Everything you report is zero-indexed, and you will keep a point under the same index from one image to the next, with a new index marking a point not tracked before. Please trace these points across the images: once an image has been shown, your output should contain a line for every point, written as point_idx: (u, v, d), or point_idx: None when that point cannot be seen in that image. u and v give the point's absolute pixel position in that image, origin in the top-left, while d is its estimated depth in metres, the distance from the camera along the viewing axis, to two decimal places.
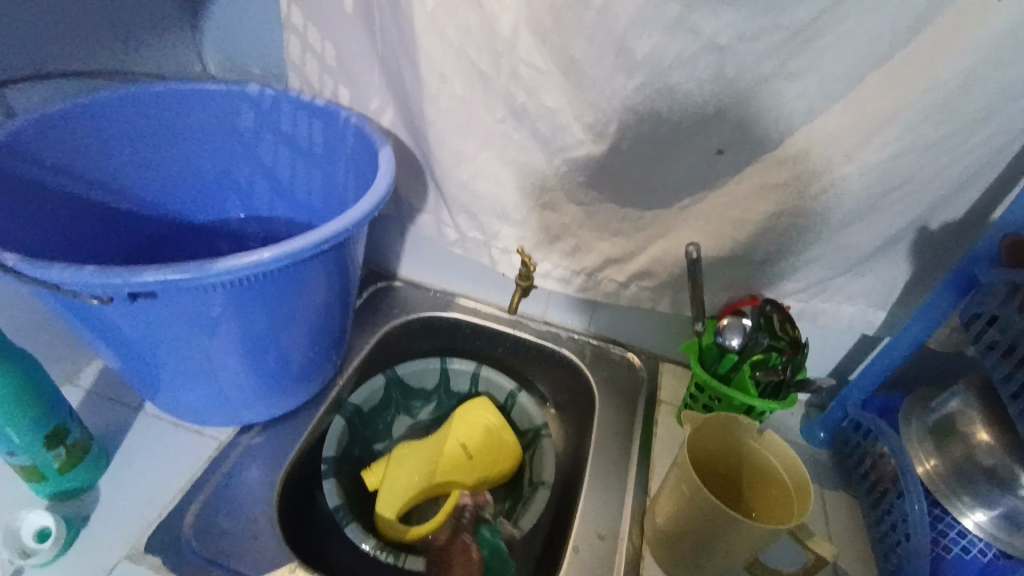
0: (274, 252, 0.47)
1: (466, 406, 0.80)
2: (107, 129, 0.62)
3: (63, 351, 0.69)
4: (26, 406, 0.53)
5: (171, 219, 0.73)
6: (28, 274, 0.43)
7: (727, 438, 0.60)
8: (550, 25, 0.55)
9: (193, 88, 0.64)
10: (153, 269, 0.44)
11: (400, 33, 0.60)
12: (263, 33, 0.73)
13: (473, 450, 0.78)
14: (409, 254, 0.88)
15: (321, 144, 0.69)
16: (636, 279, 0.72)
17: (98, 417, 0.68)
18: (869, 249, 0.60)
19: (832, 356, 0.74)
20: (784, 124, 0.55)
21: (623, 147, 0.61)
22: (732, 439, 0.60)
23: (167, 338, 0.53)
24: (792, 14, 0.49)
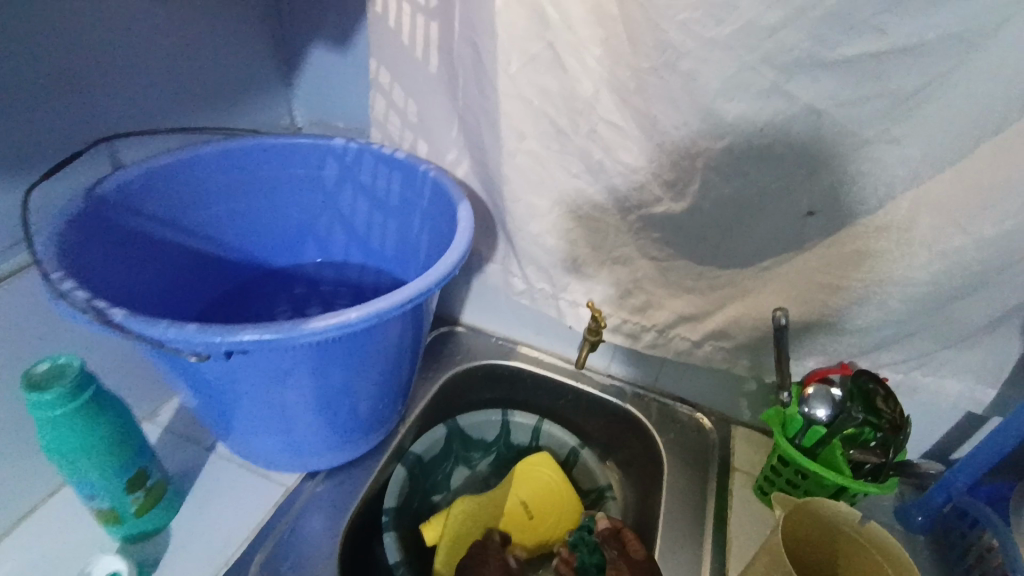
0: (362, 313, 0.48)
1: (526, 463, 0.78)
2: (206, 182, 0.65)
3: (147, 389, 0.72)
4: (116, 451, 0.55)
5: (254, 264, 0.76)
6: (135, 328, 0.45)
7: (826, 524, 0.56)
8: (633, 87, 0.54)
9: (285, 143, 0.68)
10: (250, 329, 0.45)
11: (482, 92, 0.62)
12: (354, 92, 0.77)
13: (534, 510, 0.76)
14: (474, 301, 0.87)
15: (398, 196, 0.71)
16: (711, 338, 0.68)
17: (174, 456, 0.70)
18: (981, 322, 0.55)
19: (931, 431, 0.68)
20: (885, 189, 0.52)
21: (704, 207, 0.59)
22: (832, 525, 0.55)
23: (251, 389, 0.54)
24: (900, 79, 0.46)
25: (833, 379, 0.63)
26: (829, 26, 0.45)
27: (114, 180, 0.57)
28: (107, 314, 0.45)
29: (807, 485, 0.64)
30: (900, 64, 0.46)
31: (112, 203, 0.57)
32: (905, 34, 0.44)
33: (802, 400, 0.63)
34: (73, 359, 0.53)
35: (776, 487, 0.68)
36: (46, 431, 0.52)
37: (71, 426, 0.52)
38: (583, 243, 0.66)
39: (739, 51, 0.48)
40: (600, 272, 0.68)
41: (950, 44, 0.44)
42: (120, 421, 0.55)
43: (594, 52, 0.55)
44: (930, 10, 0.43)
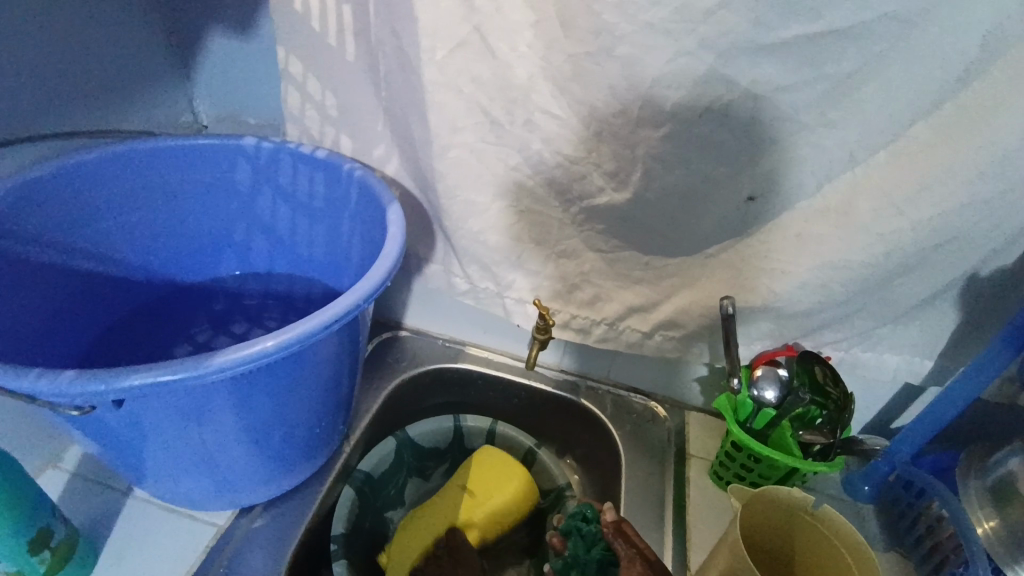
0: (279, 340, 0.43)
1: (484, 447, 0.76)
2: (94, 197, 0.57)
3: (46, 433, 0.63)
4: (8, 514, 0.48)
5: (163, 282, 0.68)
6: (2, 382, 0.38)
7: (779, 508, 0.56)
8: (568, 73, 0.51)
9: (185, 146, 0.60)
10: (143, 371, 0.39)
11: (407, 82, 0.57)
12: (264, 83, 0.69)
13: (473, 486, 0.72)
14: (416, 303, 0.82)
15: (322, 199, 0.65)
16: (661, 329, 0.66)
17: (85, 505, 0.62)
18: (919, 298, 0.56)
19: (873, 404, 0.69)
20: (825, 172, 0.51)
21: (648, 197, 0.56)
22: (785, 509, 0.56)
23: (161, 431, 0.48)
24: (836, 62, 0.45)
25: (780, 361, 0.62)
26: (769, 7, 0.43)
27: None
28: None
29: (760, 468, 0.65)
30: (838, 45, 0.45)
31: None
32: (844, 14, 0.43)
33: (751, 382, 0.61)
34: None
35: (730, 472, 0.69)
36: None
37: None
38: (526, 238, 0.62)
39: (677, 34, 0.46)
40: (546, 267, 0.64)
41: (887, 23, 0.43)
42: (10, 480, 0.47)
43: (526, 36, 0.51)
44: None
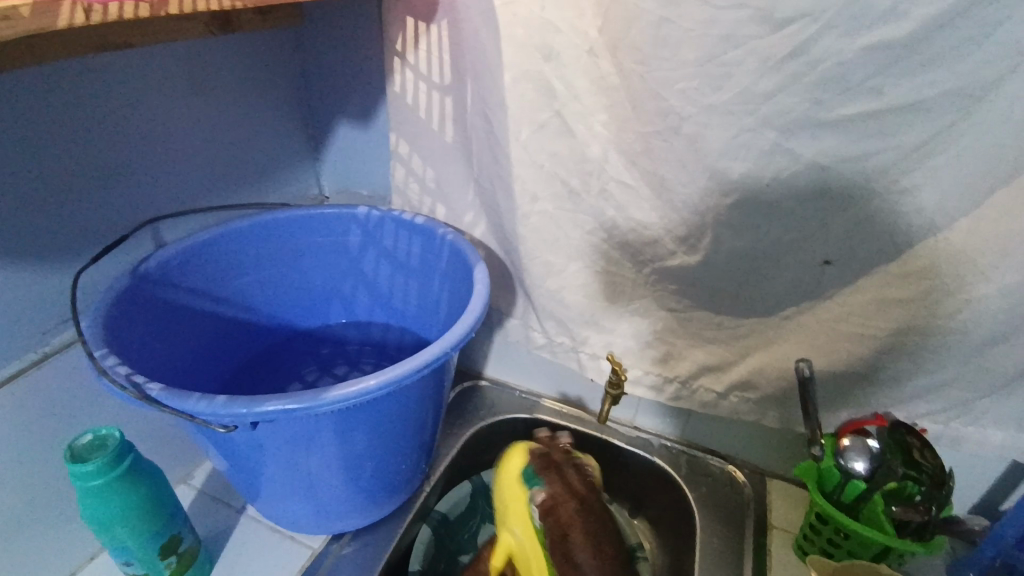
0: (381, 380, 0.50)
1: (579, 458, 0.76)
2: (240, 255, 0.69)
3: (182, 453, 0.75)
4: (150, 521, 0.57)
5: (284, 328, 0.79)
6: (169, 403, 0.48)
7: None
8: (639, 148, 0.56)
9: (312, 214, 0.72)
10: (275, 399, 0.47)
11: (495, 158, 0.65)
12: (377, 161, 0.81)
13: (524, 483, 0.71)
14: (496, 355, 0.88)
15: (419, 259, 0.73)
16: (735, 389, 0.66)
17: (205, 519, 0.71)
18: (1018, 368, 0.53)
19: (979, 483, 0.64)
20: (900, 237, 0.51)
21: (718, 261, 0.58)
22: None
23: (278, 455, 0.55)
24: (901, 134, 0.47)
25: (868, 430, 0.61)
26: (825, 89, 0.47)
27: (156, 256, 0.62)
28: (147, 390, 0.48)
29: (849, 545, 0.60)
30: (901, 120, 0.46)
31: (152, 278, 0.61)
32: (902, 92, 0.45)
33: (837, 452, 0.60)
34: (113, 430, 0.55)
35: (816, 547, 0.64)
36: (84, 500, 0.54)
37: (107, 497, 0.53)
38: (600, 297, 0.66)
39: (738, 115, 0.50)
40: (620, 324, 0.68)
41: (952, 98, 0.45)
42: (153, 490, 0.56)
43: (601, 118, 0.57)
44: (924, 69, 0.44)
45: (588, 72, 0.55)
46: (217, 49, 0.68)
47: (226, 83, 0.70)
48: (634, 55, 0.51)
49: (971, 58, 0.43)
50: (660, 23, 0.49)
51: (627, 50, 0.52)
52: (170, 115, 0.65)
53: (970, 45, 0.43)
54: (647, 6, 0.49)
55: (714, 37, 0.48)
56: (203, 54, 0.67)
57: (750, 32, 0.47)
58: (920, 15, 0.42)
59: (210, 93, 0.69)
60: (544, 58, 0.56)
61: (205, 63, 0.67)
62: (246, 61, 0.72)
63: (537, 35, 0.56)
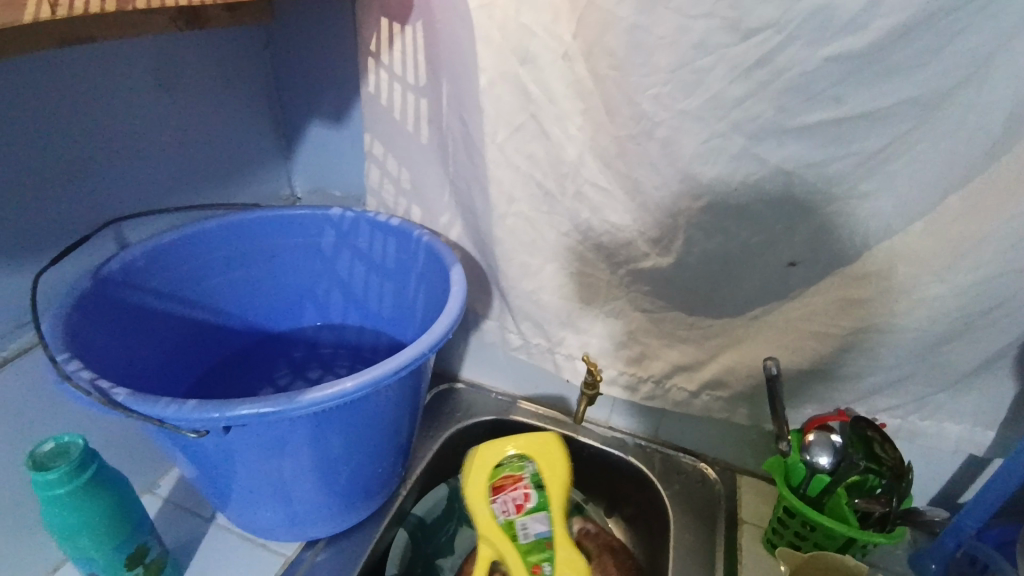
0: (356, 381, 0.49)
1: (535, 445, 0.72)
2: (208, 256, 0.68)
3: (149, 461, 0.73)
4: (116, 531, 0.55)
5: (255, 330, 0.77)
6: (136, 408, 0.46)
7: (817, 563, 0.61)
8: (613, 152, 0.57)
9: (284, 215, 0.71)
10: (246, 403, 0.47)
11: (471, 160, 0.65)
12: (351, 163, 0.80)
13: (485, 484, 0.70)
14: (472, 357, 0.88)
15: (394, 260, 0.73)
16: (707, 388, 0.68)
17: (174, 529, 0.69)
18: (971, 365, 0.56)
19: (936, 475, 0.67)
20: (860, 240, 0.54)
21: (689, 262, 0.60)
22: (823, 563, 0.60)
23: (249, 460, 0.54)
24: (862, 141, 0.49)
25: (832, 426, 0.62)
26: (791, 97, 0.49)
27: (120, 258, 0.60)
28: (112, 395, 0.47)
29: (815, 537, 0.63)
30: (862, 127, 0.48)
31: (116, 280, 0.59)
32: (863, 101, 0.47)
33: (803, 447, 0.62)
34: (76, 437, 0.53)
35: (784, 540, 0.66)
36: (45, 509, 0.52)
37: (70, 505, 0.51)
38: (575, 298, 0.67)
39: (709, 120, 0.51)
40: (595, 324, 0.69)
41: (909, 107, 0.47)
42: (120, 498, 0.54)
43: (576, 121, 0.58)
44: (883, 80, 0.46)
45: (563, 76, 0.56)
46: (186, 47, 0.67)
47: (194, 81, 0.69)
48: (609, 60, 0.52)
49: (926, 70, 0.45)
50: (634, 30, 0.50)
51: (601, 55, 0.53)
52: (135, 113, 0.64)
53: (926, 57, 0.45)
54: (622, 13, 0.50)
55: (686, 44, 0.49)
56: (172, 51, 0.65)
57: (720, 41, 0.48)
58: (879, 27, 0.44)
59: (178, 91, 0.67)
60: (520, 62, 0.57)
61: (173, 60, 0.66)
62: (215, 59, 0.70)
63: (513, 39, 0.56)
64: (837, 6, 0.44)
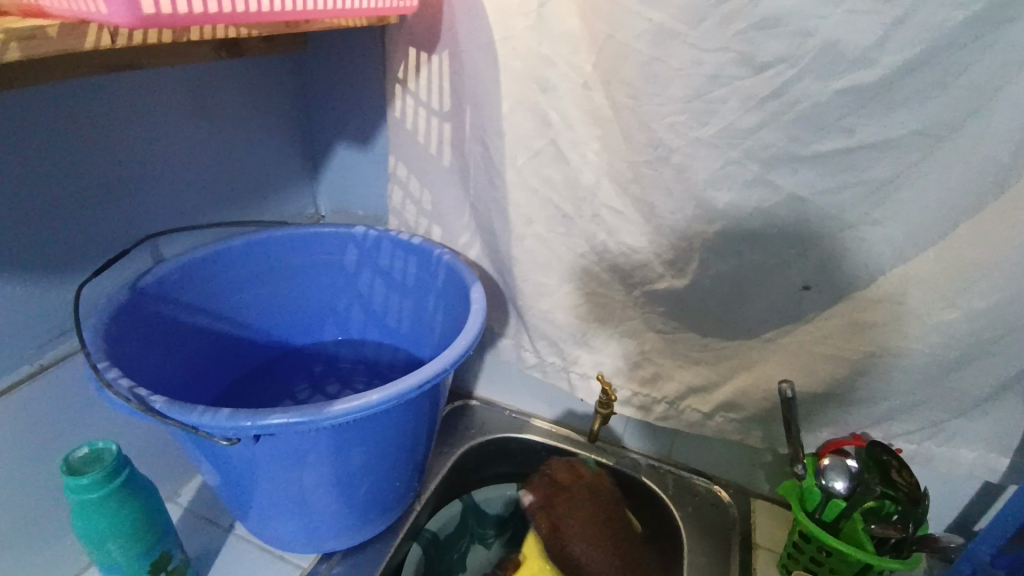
0: (379, 395, 0.51)
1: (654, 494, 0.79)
2: (237, 271, 0.71)
3: (171, 470, 0.74)
4: (142, 537, 0.56)
5: (277, 344, 0.79)
6: (169, 416, 0.48)
7: None
8: (629, 176, 0.59)
9: (310, 233, 0.73)
10: (273, 413, 0.48)
11: (490, 182, 0.67)
12: (374, 184, 0.83)
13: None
14: (487, 375, 0.89)
15: (414, 278, 0.75)
16: (721, 410, 0.68)
17: (193, 538, 0.71)
18: (986, 391, 0.56)
19: (953, 502, 0.66)
20: (873, 266, 0.54)
21: (703, 285, 0.61)
22: None
23: (273, 470, 0.56)
24: (873, 169, 0.50)
25: (847, 450, 0.63)
26: (802, 127, 0.50)
27: (155, 272, 0.62)
28: (147, 403, 0.49)
29: (831, 562, 0.62)
30: (872, 157, 0.50)
31: (151, 292, 0.62)
32: (873, 131, 0.49)
33: (818, 471, 0.62)
34: (109, 443, 0.55)
35: (800, 565, 0.66)
36: (76, 514, 0.53)
37: (101, 510, 0.53)
38: (590, 317, 0.69)
39: (722, 148, 0.53)
40: (609, 344, 0.70)
41: (918, 137, 0.48)
42: (147, 504, 0.56)
43: (593, 147, 0.60)
44: (894, 112, 0.48)
45: (582, 104, 0.58)
46: (224, 74, 0.70)
47: (229, 105, 0.72)
48: (626, 90, 0.54)
49: (934, 102, 0.47)
50: (650, 62, 0.52)
51: (619, 86, 0.55)
52: (173, 135, 0.67)
53: (935, 89, 0.46)
54: (639, 46, 0.52)
55: (701, 76, 0.51)
56: (210, 78, 0.69)
57: (733, 74, 0.50)
58: (888, 62, 0.46)
59: (214, 115, 0.71)
60: (540, 90, 0.59)
61: (211, 86, 0.70)
62: (249, 85, 0.74)
63: (534, 69, 0.59)
64: (847, 41, 0.46)
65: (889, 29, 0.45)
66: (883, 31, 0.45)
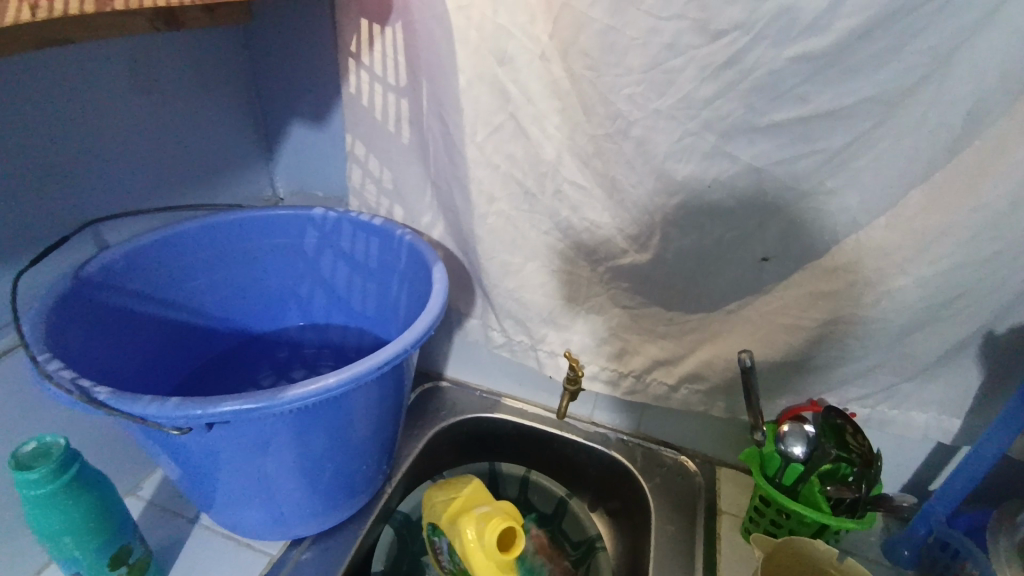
0: (337, 377, 0.50)
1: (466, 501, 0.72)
2: (189, 257, 0.68)
3: (131, 463, 0.73)
4: (97, 531, 0.55)
5: (238, 331, 0.77)
6: (116, 408, 0.46)
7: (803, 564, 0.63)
8: (591, 151, 0.58)
9: (266, 215, 0.71)
10: (228, 399, 0.47)
11: (451, 160, 0.66)
12: (333, 163, 0.81)
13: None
14: (456, 355, 0.89)
15: (377, 260, 0.73)
16: (686, 382, 0.69)
17: (157, 530, 0.69)
18: (937, 354, 0.58)
19: (908, 462, 0.69)
20: (829, 235, 0.55)
21: (666, 258, 0.61)
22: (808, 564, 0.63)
23: (232, 459, 0.54)
24: (827, 139, 0.51)
25: (805, 416, 0.64)
26: (758, 96, 0.50)
27: (99, 259, 0.60)
28: (92, 394, 0.47)
29: (791, 524, 0.64)
30: (827, 126, 0.50)
31: (95, 281, 0.59)
32: (827, 99, 0.49)
33: (778, 437, 0.63)
34: (57, 437, 0.53)
35: (760, 528, 0.68)
36: (29, 509, 0.51)
37: (53, 505, 0.51)
38: (556, 295, 0.68)
39: (681, 119, 0.53)
40: (576, 321, 0.70)
41: (870, 105, 0.49)
42: (102, 498, 0.54)
43: (553, 121, 0.59)
44: (848, 80, 0.48)
45: (540, 76, 0.57)
46: (167, 50, 0.67)
47: (174, 82, 0.69)
48: (584, 61, 0.53)
49: (884, 70, 0.47)
50: (607, 31, 0.51)
51: (577, 56, 0.54)
52: (112, 115, 0.64)
53: (887, 56, 0.47)
54: (595, 15, 0.51)
55: (657, 45, 0.51)
56: (150, 52, 0.66)
57: (690, 42, 0.50)
58: (840, 28, 0.46)
59: (156, 92, 0.68)
60: (497, 63, 0.58)
61: (151, 60, 0.66)
62: (195, 61, 0.71)
63: (490, 41, 0.57)
64: (799, 9, 0.46)
65: None
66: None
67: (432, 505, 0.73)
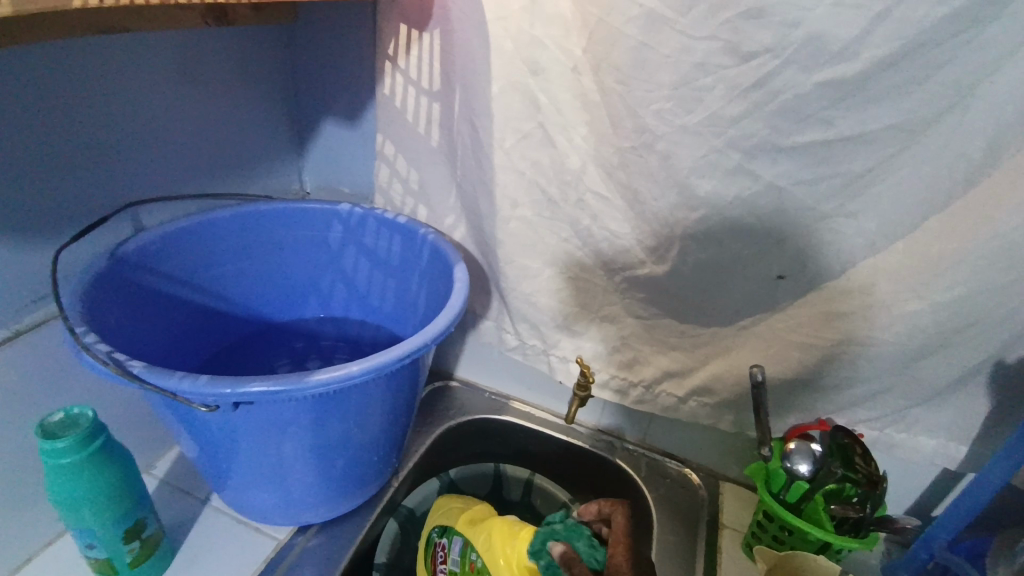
0: (361, 366, 0.51)
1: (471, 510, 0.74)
2: (218, 243, 0.70)
3: (147, 442, 0.74)
4: (117, 505, 0.56)
5: (258, 319, 0.79)
6: (149, 381, 0.48)
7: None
8: (615, 162, 0.60)
9: (295, 208, 0.73)
10: (256, 380, 0.48)
11: (478, 164, 0.67)
12: (361, 161, 0.83)
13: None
14: (468, 357, 0.90)
15: (398, 257, 0.75)
16: (695, 394, 0.70)
17: (169, 509, 0.71)
18: (946, 381, 0.58)
19: (912, 487, 0.70)
20: (845, 257, 0.57)
21: (683, 271, 0.62)
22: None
23: (251, 441, 0.56)
24: (849, 163, 0.52)
25: (812, 435, 0.64)
26: (783, 118, 0.52)
27: (136, 240, 0.62)
28: (126, 367, 0.49)
29: (792, 541, 0.65)
30: (849, 150, 0.52)
31: (130, 261, 0.61)
32: (851, 124, 0.50)
33: (784, 454, 0.63)
34: (85, 410, 0.55)
35: (761, 544, 0.69)
36: (52, 479, 0.53)
37: (77, 476, 0.53)
38: (572, 301, 0.70)
39: (706, 136, 0.54)
40: (590, 329, 0.71)
41: (893, 132, 0.50)
42: (123, 472, 0.56)
43: (581, 131, 0.61)
44: (872, 107, 0.49)
45: (571, 88, 0.59)
46: (212, 43, 0.70)
47: (216, 75, 0.72)
48: (616, 75, 0.55)
49: (908, 98, 0.48)
50: (640, 48, 0.53)
51: (608, 70, 0.56)
52: (156, 103, 0.66)
53: (912, 86, 0.48)
54: (629, 31, 0.53)
55: (688, 64, 0.52)
56: (196, 45, 0.68)
57: (720, 62, 0.51)
58: (867, 56, 0.47)
59: (198, 83, 0.70)
60: (530, 73, 0.60)
61: (196, 52, 0.69)
62: (238, 56, 0.73)
63: (525, 51, 0.59)
64: (829, 35, 0.47)
65: (870, 24, 0.46)
66: (866, 26, 0.46)
67: (445, 509, 0.74)
